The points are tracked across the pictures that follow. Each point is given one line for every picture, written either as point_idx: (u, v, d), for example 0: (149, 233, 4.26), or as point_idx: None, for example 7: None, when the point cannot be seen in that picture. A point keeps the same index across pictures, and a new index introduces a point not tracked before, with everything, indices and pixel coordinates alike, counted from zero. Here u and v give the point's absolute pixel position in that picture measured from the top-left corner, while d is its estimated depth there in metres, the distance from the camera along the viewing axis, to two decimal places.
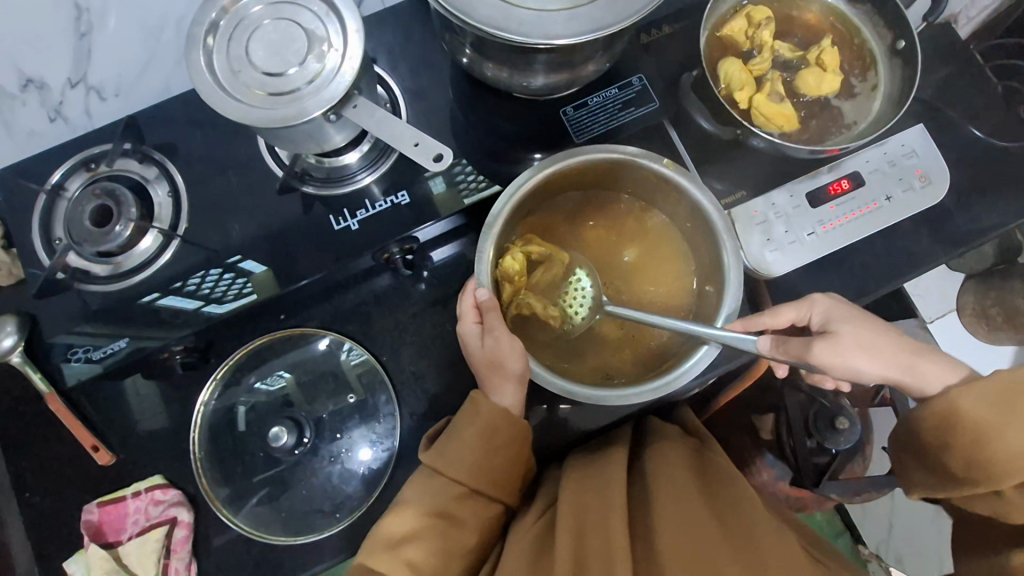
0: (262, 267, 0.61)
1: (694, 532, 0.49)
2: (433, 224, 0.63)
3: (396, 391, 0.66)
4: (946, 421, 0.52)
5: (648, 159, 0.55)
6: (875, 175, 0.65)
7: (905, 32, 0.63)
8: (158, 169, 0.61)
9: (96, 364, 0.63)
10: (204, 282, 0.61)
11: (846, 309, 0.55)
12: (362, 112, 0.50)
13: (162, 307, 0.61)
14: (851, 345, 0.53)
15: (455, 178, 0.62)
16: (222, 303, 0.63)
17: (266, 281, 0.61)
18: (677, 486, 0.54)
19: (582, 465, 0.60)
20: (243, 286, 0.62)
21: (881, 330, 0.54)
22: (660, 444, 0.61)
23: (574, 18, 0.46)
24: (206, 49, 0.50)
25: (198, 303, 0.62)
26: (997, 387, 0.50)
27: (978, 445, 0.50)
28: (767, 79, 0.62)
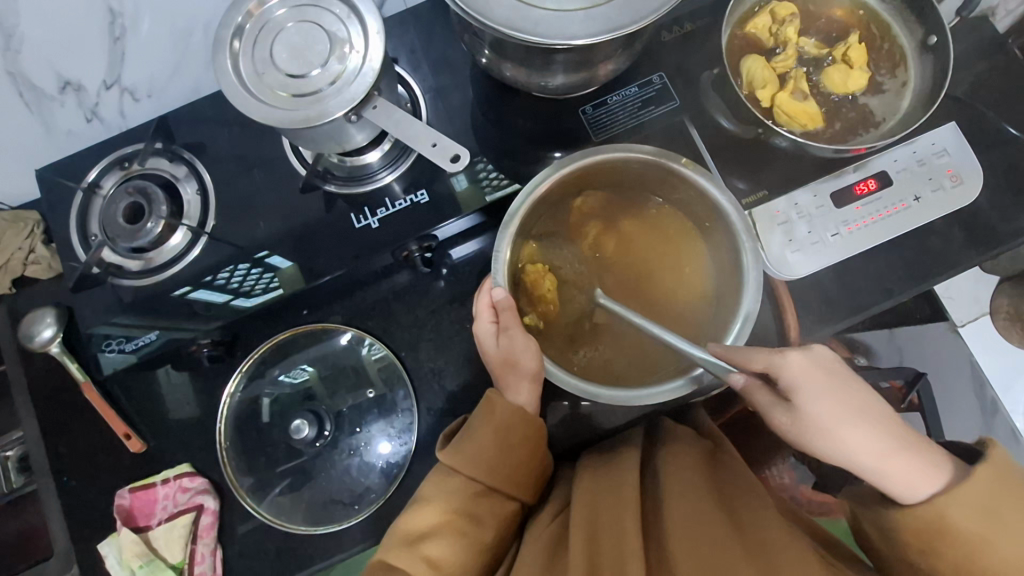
0: (288, 262, 0.62)
1: (706, 534, 0.49)
2: (455, 221, 0.64)
3: (414, 387, 0.67)
4: (931, 529, 0.44)
5: (667, 158, 0.55)
6: (903, 174, 0.64)
7: (936, 28, 0.61)
8: (187, 168, 0.63)
9: (130, 354, 0.66)
10: (233, 276, 0.62)
11: (819, 374, 0.47)
12: (381, 113, 0.51)
13: (194, 300, 0.63)
14: (818, 418, 0.46)
15: (479, 175, 0.63)
16: (250, 296, 0.64)
17: (292, 277, 0.62)
18: (689, 486, 0.54)
19: (595, 466, 0.60)
20: (270, 281, 0.63)
21: (851, 400, 0.46)
22: (671, 443, 0.60)
23: (591, 18, 0.46)
24: (233, 52, 0.51)
25: (228, 296, 0.63)
26: (978, 491, 0.43)
27: (965, 553, 0.43)
28: (790, 76, 0.60)
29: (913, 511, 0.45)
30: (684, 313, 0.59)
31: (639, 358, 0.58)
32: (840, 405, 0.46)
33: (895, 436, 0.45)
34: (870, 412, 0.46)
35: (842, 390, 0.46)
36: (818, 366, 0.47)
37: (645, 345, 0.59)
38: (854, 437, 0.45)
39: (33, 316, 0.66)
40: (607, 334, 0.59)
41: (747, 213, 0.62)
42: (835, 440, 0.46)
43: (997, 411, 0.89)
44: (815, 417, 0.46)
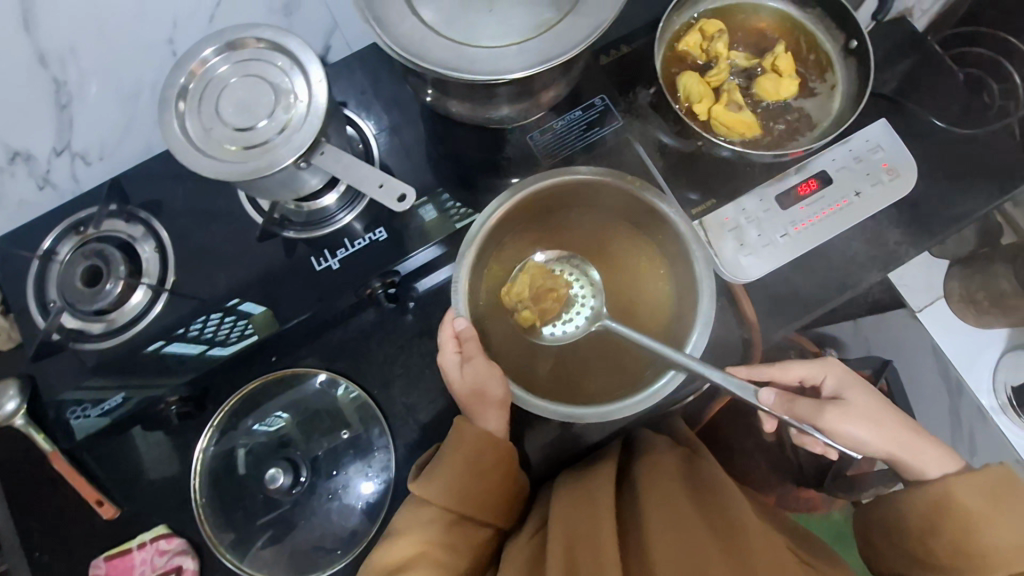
0: (261, 307, 0.63)
1: (686, 540, 0.50)
2: (424, 250, 0.64)
3: (390, 423, 0.67)
4: (937, 503, 0.55)
5: (613, 177, 0.57)
6: (843, 172, 0.66)
7: (857, 32, 0.63)
8: (144, 226, 0.63)
9: (106, 416, 0.63)
10: (205, 326, 0.62)
11: (852, 381, 0.60)
12: (328, 158, 0.52)
13: (167, 354, 0.62)
14: (861, 411, 0.57)
15: (445, 205, 0.65)
16: (226, 345, 0.63)
17: (265, 321, 0.63)
18: (667, 494, 0.55)
19: (572, 480, 0.61)
20: (244, 328, 0.63)
21: (878, 404, 0.59)
22: (648, 456, 0.61)
23: (525, 50, 0.48)
24: (178, 112, 0.52)
25: (202, 346, 0.63)
26: (986, 481, 0.54)
27: (964, 534, 0.53)
28: (724, 89, 0.63)
29: (921, 489, 0.56)
30: (648, 325, 0.60)
31: (614, 367, 0.60)
32: (869, 401, 0.59)
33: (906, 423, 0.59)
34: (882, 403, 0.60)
35: (865, 389, 0.60)
36: (843, 375, 0.61)
37: (612, 362, 0.60)
38: (883, 429, 0.57)
39: None
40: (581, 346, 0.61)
41: (697, 222, 0.64)
42: (874, 427, 0.57)
43: (962, 389, 0.86)
44: (855, 411, 0.57)
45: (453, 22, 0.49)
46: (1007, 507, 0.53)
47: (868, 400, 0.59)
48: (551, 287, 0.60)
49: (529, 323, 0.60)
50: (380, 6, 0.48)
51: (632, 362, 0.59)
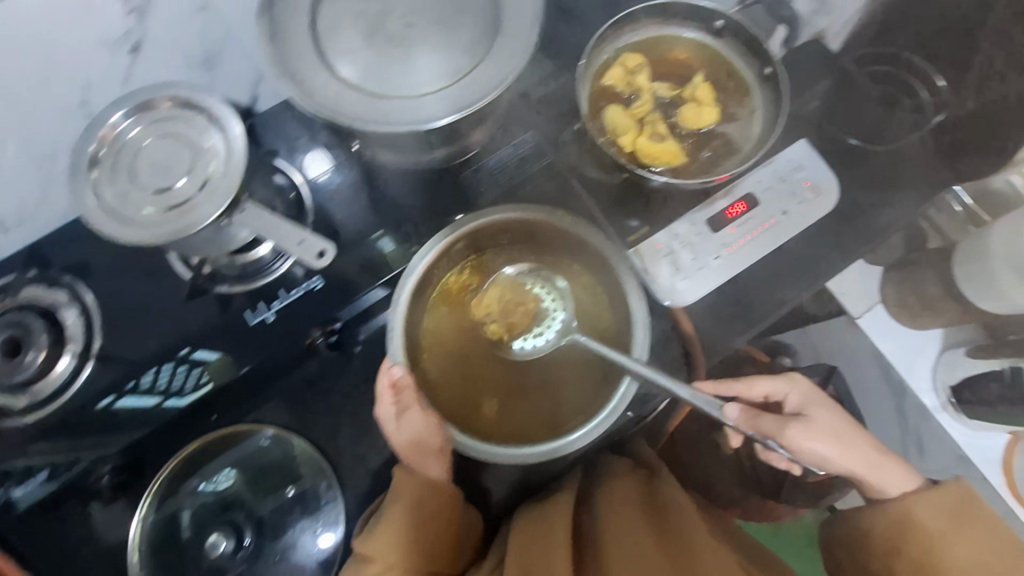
0: (216, 353, 0.61)
1: (640, 563, 0.51)
2: (373, 293, 0.64)
3: (338, 475, 0.65)
4: (898, 521, 0.58)
5: (545, 213, 0.60)
6: (769, 193, 0.68)
7: (769, 60, 0.65)
8: (68, 292, 0.61)
9: (54, 480, 0.60)
10: (157, 377, 0.60)
11: (817, 400, 0.63)
12: (249, 215, 0.50)
13: (119, 411, 0.60)
14: (824, 427, 0.60)
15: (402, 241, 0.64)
16: (182, 395, 0.61)
17: (221, 367, 0.61)
18: (624, 518, 0.57)
19: (530, 512, 0.61)
20: (199, 377, 0.62)
21: (841, 422, 0.62)
22: (609, 485, 0.62)
23: (441, 99, 0.48)
24: (92, 182, 0.51)
25: (157, 398, 0.60)
26: (944, 502, 0.57)
27: (922, 554, 0.55)
28: (648, 121, 0.64)
29: (885, 510, 0.59)
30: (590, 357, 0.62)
31: (565, 401, 0.61)
32: (833, 419, 0.61)
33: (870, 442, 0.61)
34: (846, 422, 0.62)
35: (830, 409, 0.63)
36: (807, 393, 0.64)
37: (559, 393, 0.61)
38: (845, 445, 0.60)
39: None
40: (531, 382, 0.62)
41: (632, 251, 0.65)
42: (837, 444, 0.59)
43: (904, 389, 0.89)
44: (821, 428, 0.60)
45: (369, 74, 0.49)
46: (966, 528, 0.55)
47: (831, 418, 0.61)
48: (521, 303, 0.64)
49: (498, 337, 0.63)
50: (292, 60, 0.48)
51: (579, 391, 0.61)
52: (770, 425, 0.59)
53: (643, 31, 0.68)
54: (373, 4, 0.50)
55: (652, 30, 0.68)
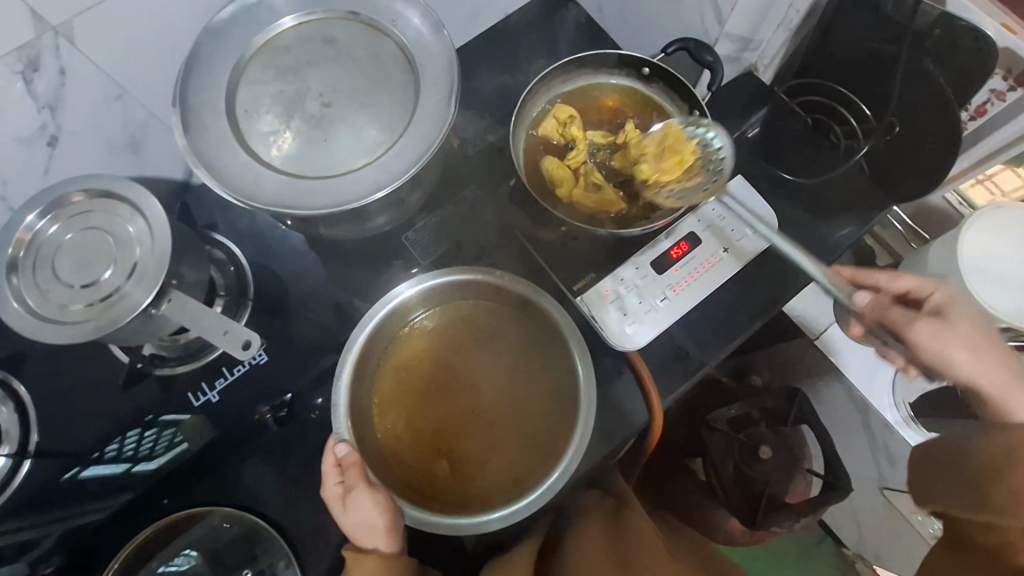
0: (189, 415, 0.62)
1: None
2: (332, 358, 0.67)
3: (297, 554, 0.63)
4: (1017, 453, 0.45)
5: (483, 274, 0.61)
6: (709, 231, 0.69)
7: (695, 104, 0.67)
8: (1, 388, 0.59)
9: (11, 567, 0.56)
10: (125, 445, 0.61)
11: (964, 306, 0.59)
12: (175, 306, 0.50)
13: (87, 480, 0.59)
14: (956, 337, 0.55)
15: (364, 291, 0.66)
16: (153, 459, 0.61)
17: (196, 425, 0.62)
18: (585, 547, 0.57)
19: (497, 559, 0.60)
20: (171, 438, 0.61)
21: (972, 333, 0.56)
22: (576, 523, 0.62)
23: (360, 178, 0.49)
24: (11, 286, 0.49)
25: (125, 465, 0.60)
26: None
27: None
28: (584, 170, 0.65)
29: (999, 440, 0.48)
30: (546, 407, 0.60)
31: (524, 450, 0.59)
32: (978, 326, 0.57)
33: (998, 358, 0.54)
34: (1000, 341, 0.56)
35: (974, 318, 0.58)
36: (962, 305, 0.59)
37: (519, 444, 0.59)
38: (982, 355, 0.54)
39: None
40: (490, 439, 0.60)
41: (578, 299, 0.65)
42: (959, 355, 0.54)
43: (866, 405, 0.90)
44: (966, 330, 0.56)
45: (292, 157, 0.49)
46: None
47: (953, 328, 0.56)
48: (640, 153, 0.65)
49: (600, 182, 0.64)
50: (210, 148, 0.49)
51: (539, 441, 0.59)
52: (921, 326, 0.56)
53: (575, 80, 0.70)
54: (289, 86, 0.51)
55: (583, 80, 0.70)
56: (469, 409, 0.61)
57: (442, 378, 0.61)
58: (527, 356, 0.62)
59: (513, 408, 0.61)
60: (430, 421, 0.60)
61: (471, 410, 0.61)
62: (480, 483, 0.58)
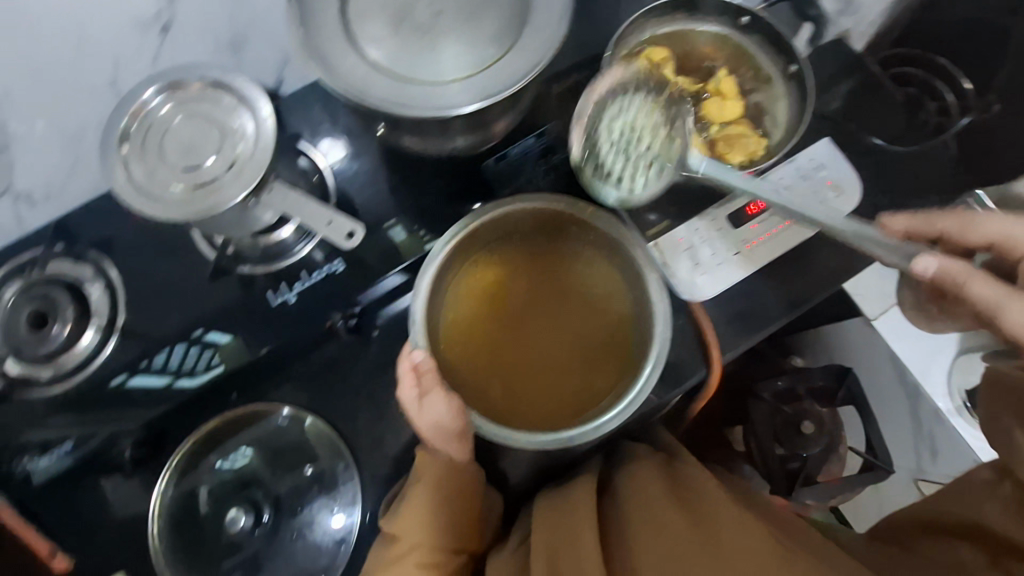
0: (228, 335, 0.62)
1: (661, 535, 0.52)
2: (398, 274, 0.65)
3: (355, 456, 0.67)
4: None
5: (569, 203, 0.61)
6: (790, 191, 0.68)
7: (793, 57, 0.66)
8: (94, 268, 0.62)
9: (67, 458, 0.61)
10: (170, 358, 0.62)
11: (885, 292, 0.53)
12: (277, 195, 0.52)
13: (131, 388, 0.61)
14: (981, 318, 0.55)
15: (415, 226, 0.65)
16: (194, 376, 0.63)
17: (233, 349, 0.62)
18: (648, 496, 0.57)
19: (553, 492, 0.62)
20: (210, 358, 0.62)
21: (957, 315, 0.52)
22: (631, 464, 0.64)
23: (468, 87, 0.49)
24: (122, 156, 0.51)
25: (168, 377, 0.62)
26: None
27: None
28: (672, 115, 0.64)
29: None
30: (614, 343, 0.62)
31: (588, 382, 0.60)
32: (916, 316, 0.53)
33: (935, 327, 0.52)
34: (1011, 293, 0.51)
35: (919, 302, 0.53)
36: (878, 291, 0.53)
37: (586, 372, 0.61)
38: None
39: None
40: (555, 368, 0.61)
41: (652, 244, 0.66)
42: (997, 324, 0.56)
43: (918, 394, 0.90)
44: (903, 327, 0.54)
45: (397, 61, 0.50)
46: None
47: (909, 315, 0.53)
48: (721, 117, 0.66)
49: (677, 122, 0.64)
50: (321, 44, 0.49)
51: (606, 374, 0.60)
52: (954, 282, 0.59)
53: (671, 24, 0.69)
54: None
55: (676, 25, 0.69)
56: (538, 335, 0.62)
57: (512, 311, 0.63)
58: (598, 293, 0.63)
59: (581, 340, 0.62)
60: (498, 342, 0.62)
61: (539, 336, 0.62)
62: (544, 410, 0.60)
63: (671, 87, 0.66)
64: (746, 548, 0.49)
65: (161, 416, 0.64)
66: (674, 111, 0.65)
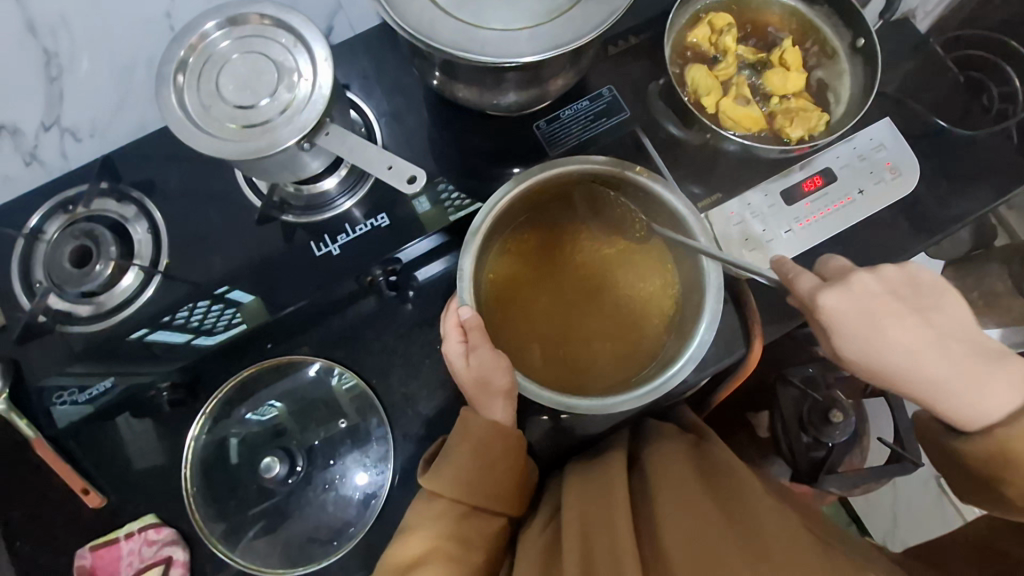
0: (250, 297, 0.62)
1: (694, 519, 0.49)
2: (419, 241, 0.63)
3: (388, 413, 0.67)
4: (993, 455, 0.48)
5: (621, 167, 0.56)
6: (846, 170, 0.66)
7: (863, 30, 0.63)
8: (136, 207, 0.61)
9: (88, 403, 0.63)
10: (193, 315, 0.61)
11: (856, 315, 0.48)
12: (334, 138, 0.50)
13: (153, 341, 0.61)
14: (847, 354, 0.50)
15: (440, 196, 0.62)
16: (212, 334, 0.64)
17: (256, 310, 0.63)
18: (679, 480, 0.55)
19: (582, 474, 0.60)
20: (232, 317, 0.64)
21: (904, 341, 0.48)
22: (657, 444, 0.62)
23: (536, 36, 0.48)
24: (177, 86, 0.50)
25: (189, 335, 0.63)
26: None
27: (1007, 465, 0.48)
28: (733, 83, 0.63)
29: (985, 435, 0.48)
30: (655, 314, 0.61)
31: (626, 351, 0.60)
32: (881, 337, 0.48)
33: (906, 349, 0.48)
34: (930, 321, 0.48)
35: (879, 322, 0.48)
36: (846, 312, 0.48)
37: (627, 340, 0.61)
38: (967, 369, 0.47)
39: None
40: (595, 335, 0.61)
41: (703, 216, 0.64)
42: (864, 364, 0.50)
43: None
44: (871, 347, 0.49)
45: (463, 3, 0.48)
46: None
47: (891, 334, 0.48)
48: (783, 90, 0.63)
49: (737, 92, 0.62)
50: None
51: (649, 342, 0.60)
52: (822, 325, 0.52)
53: None
54: None
55: None
56: (580, 302, 0.61)
57: (559, 278, 0.62)
58: (643, 263, 0.62)
59: (623, 309, 0.61)
60: (539, 306, 0.61)
61: (582, 303, 0.61)
62: (584, 376, 0.59)
63: (733, 55, 0.64)
64: (789, 541, 0.46)
65: (187, 366, 0.66)
66: (735, 80, 0.63)
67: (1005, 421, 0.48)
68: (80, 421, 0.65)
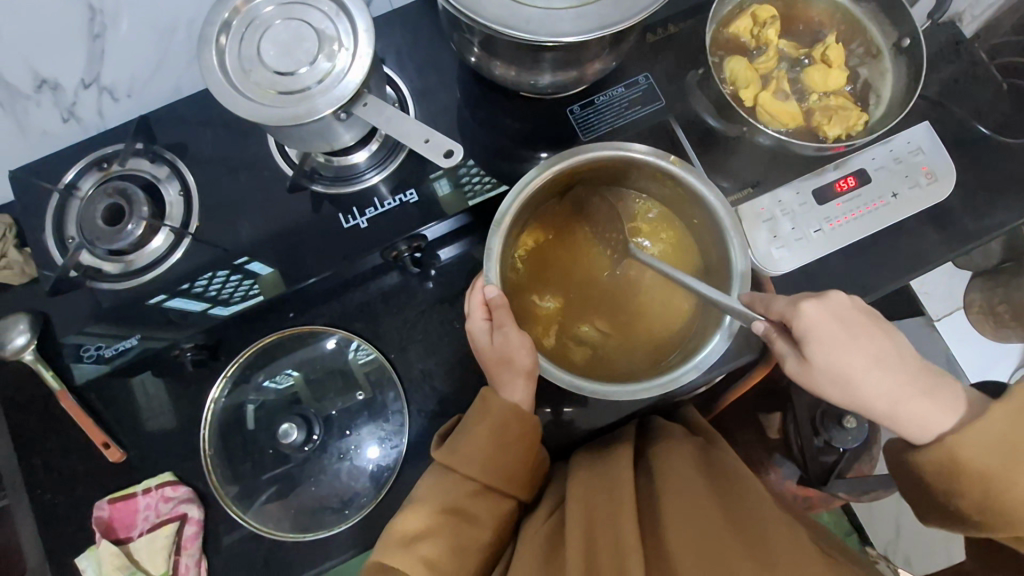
0: (269, 269, 0.61)
1: (701, 530, 0.48)
2: (440, 221, 0.64)
3: (405, 388, 0.67)
4: (946, 469, 0.49)
5: (654, 155, 0.55)
6: (881, 172, 0.65)
7: (910, 30, 0.62)
8: (169, 168, 0.62)
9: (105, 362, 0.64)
10: (211, 283, 0.61)
11: (835, 323, 0.47)
12: (372, 109, 0.50)
13: (169, 308, 0.62)
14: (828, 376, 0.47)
15: (460, 178, 0.63)
16: (229, 304, 0.63)
17: (273, 282, 0.62)
18: (686, 483, 0.53)
19: (587, 467, 0.59)
20: (249, 288, 0.62)
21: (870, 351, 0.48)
22: (664, 441, 0.60)
23: (583, 15, 0.47)
24: (219, 47, 0.51)
25: (205, 304, 0.62)
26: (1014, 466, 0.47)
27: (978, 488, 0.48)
28: (772, 77, 0.62)
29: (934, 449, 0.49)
30: (677, 304, 0.61)
31: (642, 340, 0.60)
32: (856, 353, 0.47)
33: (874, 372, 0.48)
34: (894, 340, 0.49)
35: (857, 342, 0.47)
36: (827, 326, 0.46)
37: (645, 328, 0.61)
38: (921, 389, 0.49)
39: (4, 322, 0.63)
40: (615, 324, 0.60)
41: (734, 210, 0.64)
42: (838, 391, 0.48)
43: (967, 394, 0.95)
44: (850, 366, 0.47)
45: None
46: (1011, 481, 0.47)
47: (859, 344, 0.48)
48: (823, 86, 0.62)
49: (775, 86, 0.62)
50: None
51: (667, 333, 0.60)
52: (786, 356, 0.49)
53: None
54: None
55: None
56: (602, 289, 0.61)
57: (588, 260, 0.61)
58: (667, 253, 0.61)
59: (644, 297, 0.61)
60: (560, 290, 0.61)
61: (603, 289, 0.61)
62: (601, 363, 0.59)
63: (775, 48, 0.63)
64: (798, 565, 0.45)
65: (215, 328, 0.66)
66: (775, 73, 0.62)
67: (956, 429, 0.48)
68: (100, 379, 0.67)
